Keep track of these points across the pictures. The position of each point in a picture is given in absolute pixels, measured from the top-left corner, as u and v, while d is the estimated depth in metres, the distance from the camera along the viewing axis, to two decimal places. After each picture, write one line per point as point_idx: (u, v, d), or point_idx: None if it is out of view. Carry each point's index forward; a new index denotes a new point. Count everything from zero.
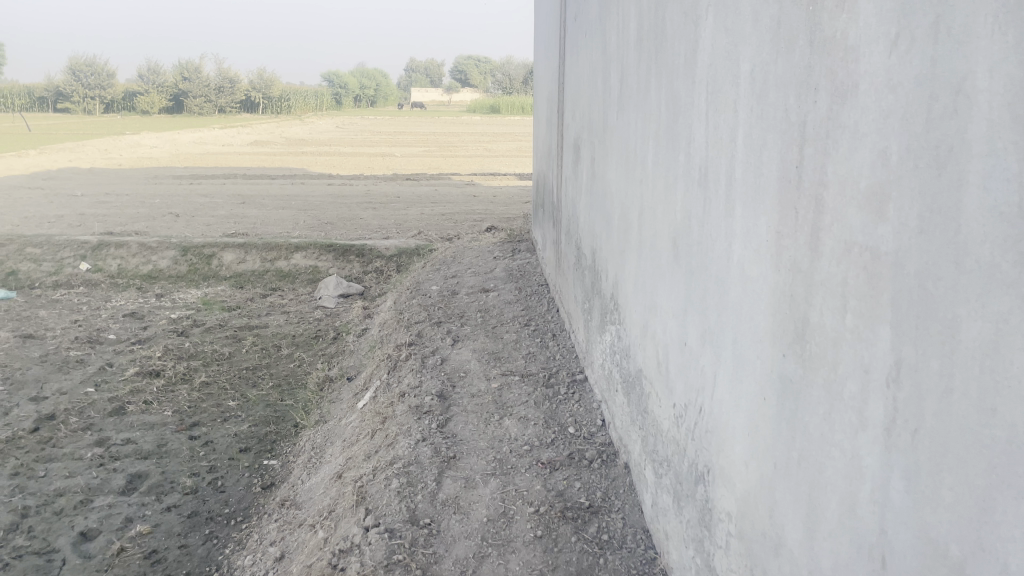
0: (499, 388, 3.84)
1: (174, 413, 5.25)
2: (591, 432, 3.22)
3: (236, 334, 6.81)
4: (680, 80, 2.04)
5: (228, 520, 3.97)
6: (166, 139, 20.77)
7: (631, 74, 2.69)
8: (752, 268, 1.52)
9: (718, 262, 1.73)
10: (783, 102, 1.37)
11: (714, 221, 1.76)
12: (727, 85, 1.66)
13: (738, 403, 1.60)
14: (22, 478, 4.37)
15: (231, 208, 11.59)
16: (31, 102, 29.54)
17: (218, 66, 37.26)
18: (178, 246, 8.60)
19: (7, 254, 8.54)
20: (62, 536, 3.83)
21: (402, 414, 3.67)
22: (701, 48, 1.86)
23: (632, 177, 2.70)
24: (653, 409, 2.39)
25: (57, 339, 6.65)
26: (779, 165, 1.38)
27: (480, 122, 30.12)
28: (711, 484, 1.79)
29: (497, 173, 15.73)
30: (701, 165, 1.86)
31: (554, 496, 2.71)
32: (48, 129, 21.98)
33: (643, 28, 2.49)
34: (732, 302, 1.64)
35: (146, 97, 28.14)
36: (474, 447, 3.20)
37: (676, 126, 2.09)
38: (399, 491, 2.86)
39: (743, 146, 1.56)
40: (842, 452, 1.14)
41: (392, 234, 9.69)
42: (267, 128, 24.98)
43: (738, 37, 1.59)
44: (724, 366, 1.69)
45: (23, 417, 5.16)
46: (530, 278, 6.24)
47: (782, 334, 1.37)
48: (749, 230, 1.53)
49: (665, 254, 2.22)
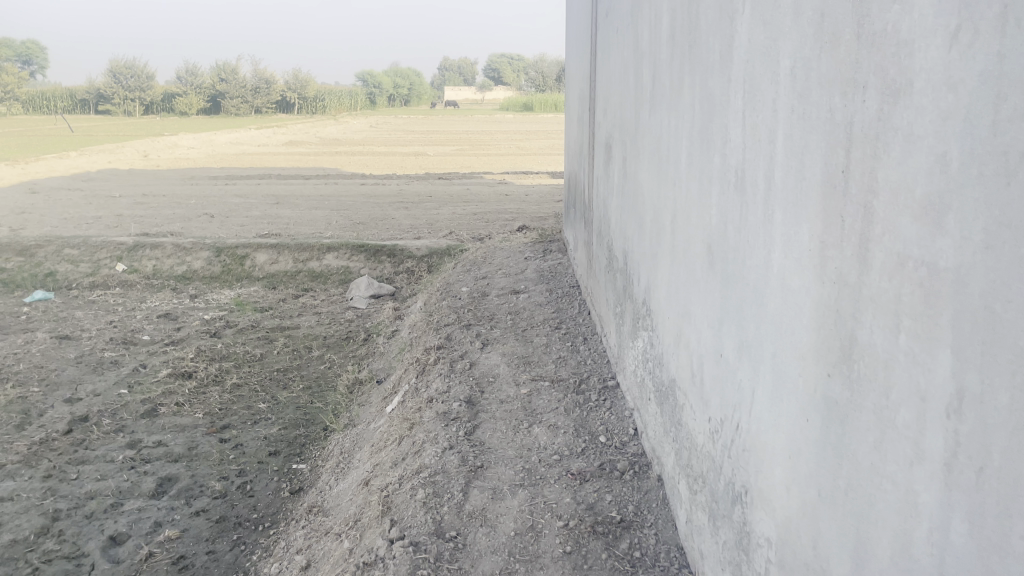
0: (529, 395, 3.76)
1: (205, 415, 5.25)
2: (623, 441, 3.12)
3: (268, 335, 6.81)
4: (715, 78, 1.94)
5: (256, 526, 3.96)
6: (203, 140, 21.01)
7: (663, 71, 2.59)
8: (793, 279, 1.42)
9: (756, 271, 1.63)
10: (827, 101, 1.27)
11: (752, 226, 1.66)
12: (765, 86, 1.57)
13: (778, 422, 1.50)
14: (55, 480, 4.40)
15: (265, 208, 11.67)
16: (73, 103, 30.13)
17: (254, 67, 37.58)
18: (212, 247, 8.66)
19: (45, 255, 8.65)
20: (92, 540, 3.83)
21: (430, 421, 3.60)
22: (737, 45, 1.76)
23: (664, 180, 2.60)
24: (688, 421, 2.28)
25: (92, 340, 6.71)
26: (823, 167, 1.28)
27: (512, 121, 30.04)
28: (749, 507, 1.69)
29: (529, 172, 15.63)
30: (737, 167, 1.76)
31: (584, 509, 2.62)
32: (89, 130, 22.41)
33: (677, 25, 2.37)
34: (772, 315, 1.53)
35: (183, 99, 28.54)
36: (502, 456, 3.12)
37: (711, 126, 1.98)
38: (424, 501, 2.79)
39: (783, 148, 1.46)
40: (895, 485, 1.05)
41: (424, 233, 9.66)
42: (301, 129, 25.17)
43: (777, 33, 1.50)
44: (763, 382, 1.59)
45: (57, 419, 5.19)
46: (561, 279, 6.15)
47: (826, 353, 1.27)
48: (790, 238, 1.43)
49: (700, 258, 2.11)
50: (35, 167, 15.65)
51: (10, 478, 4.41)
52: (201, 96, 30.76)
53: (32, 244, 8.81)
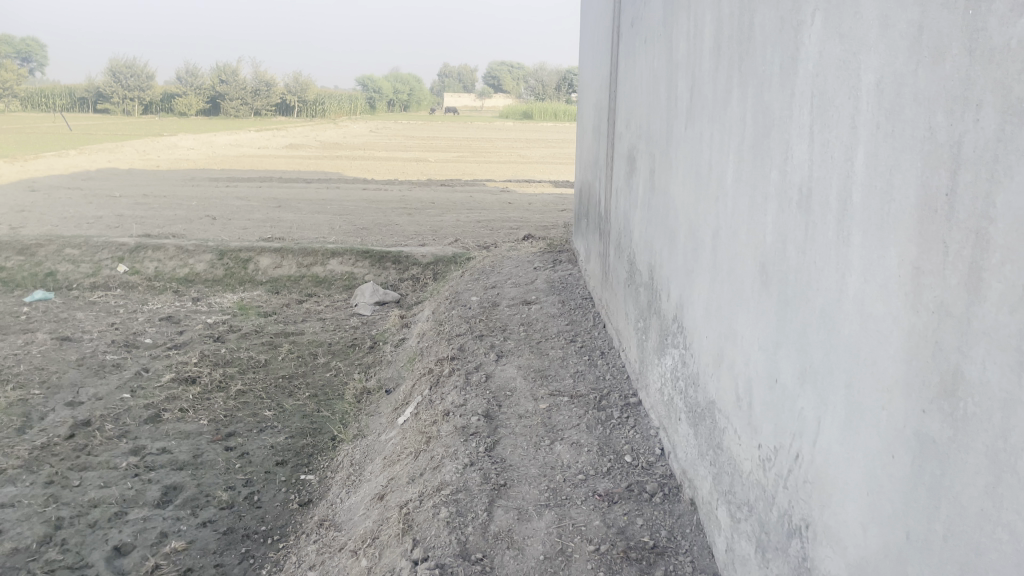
0: (548, 410, 3.67)
1: (209, 422, 5.15)
2: (649, 462, 3.04)
3: (272, 341, 6.71)
4: (773, 91, 1.87)
5: (265, 539, 3.87)
6: (203, 141, 20.91)
7: (705, 83, 2.52)
8: (876, 306, 1.34)
9: (825, 295, 1.55)
10: (925, 119, 1.19)
11: (820, 247, 1.58)
12: (841, 100, 1.49)
13: (852, 456, 1.42)
14: (56, 487, 4.29)
15: (267, 211, 11.57)
16: (72, 101, 30.00)
17: (254, 67, 37.46)
18: (215, 250, 8.55)
19: (46, 255, 8.53)
20: (96, 551, 3.73)
21: (447, 435, 3.51)
22: (802, 57, 1.69)
23: (704, 194, 2.52)
24: (730, 444, 2.20)
25: (93, 342, 6.60)
26: (917, 187, 1.21)
27: (513, 128, 30.00)
28: (811, 543, 1.61)
29: (531, 180, 15.54)
30: (801, 186, 1.68)
31: (615, 533, 2.54)
32: (89, 129, 22.28)
33: (724, 34, 2.30)
34: (847, 342, 1.45)
35: (183, 99, 28.45)
36: (525, 474, 3.03)
37: (767, 141, 1.91)
38: (448, 521, 2.70)
39: (864, 166, 1.39)
40: (1014, 536, 0.99)
41: (428, 240, 9.58)
42: (302, 132, 25.08)
43: (857, 45, 1.42)
44: (832, 413, 1.51)
45: (58, 423, 5.08)
46: (573, 290, 6.08)
47: (920, 387, 1.19)
48: (871, 263, 1.36)
49: (750, 278, 2.03)
50: (34, 165, 15.52)
51: (11, 483, 4.30)
52: (201, 97, 30.66)
53: (32, 243, 8.69)
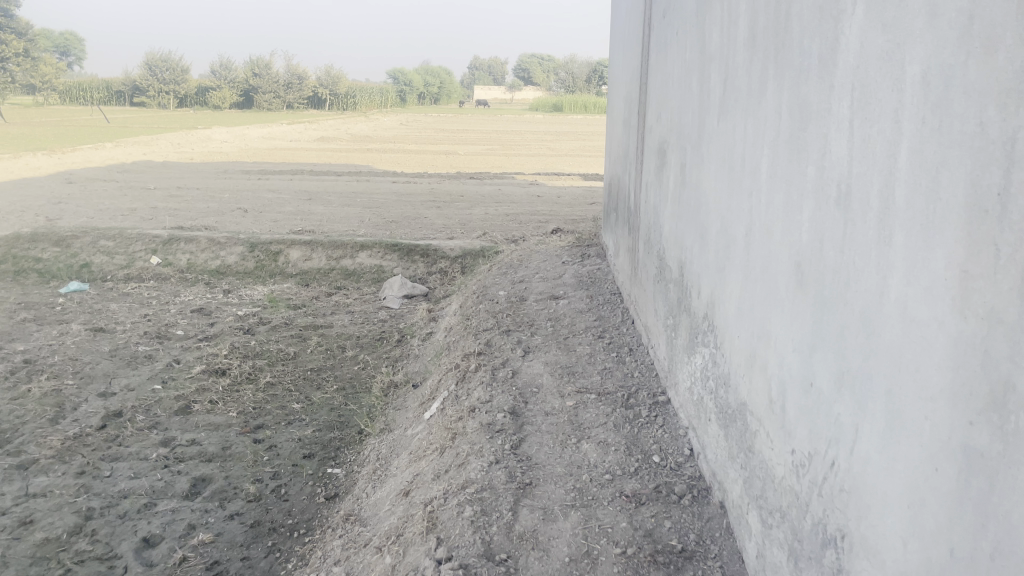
0: (575, 407, 3.62)
1: (238, 414, 5.18)
2: (678, 462, 2.99)
3: (301, 333, 6.73)
4: (811, 84, 1.80)
5: (291, 532, 3.87)
6: (236, 135, 21.09)
7: (739, 76, 2.46)
8: (920, 309, 1.27)
9: (864, 296, 1.49)
10: (975, 114, 1.13)
11: (860, 246, 1.51)
12: (884, 93, 1.42)
13: (892, 467, 1.36)
14: (88, 477, 4.33)
15: (297, 204, 11.63)
16: (111, 95, 30.53)
17: (288, 63, 37.76)
18: (246, 242, 8.60)
19: (81, 246, 8.63)
20: (125, 542, 3.76)
21: (473, 432, 3.47)
22: (843, 48, 1.62)
23: (737, 189, 2.46)
24: (762, 448, 2.14)
25: (126, 334, 6.68)
26: (965, 188, 1.15)
27: (543, 120, 29.89)
28: (846, 555, 1.56)
29: (561, 173, 15.44)
30: (841, 183, 1.62)
31: (642, 535, 2.50)
32: (126, 122, 22.64)
33: (759, 26, 2.24)
34: (887, 347, 1.39)
35: (218, 94, 28.77)
36: (551, 473, 2.99)
37: (804, 135, 1.85)
38: (472, 520, 2.67)
39: (907, 163, 1.32)
40: None
41: (456, 234, 9.55)
42: (333, 125, 25.22)
43: (902, 35, 1.35)
44: (871, 420, 1.45)
45: (91, 413, 5.14)
46: (601, 285, 6.02)
47: (967, 398, 1.13)
48: (914, 266, 1.29)
49: (786, 277, 1.96)
50: (71, 158, 15.76)
51: (44, 473, 4.36)
52: (234, 90, 30.93)
53: (68, 234, 8.80)
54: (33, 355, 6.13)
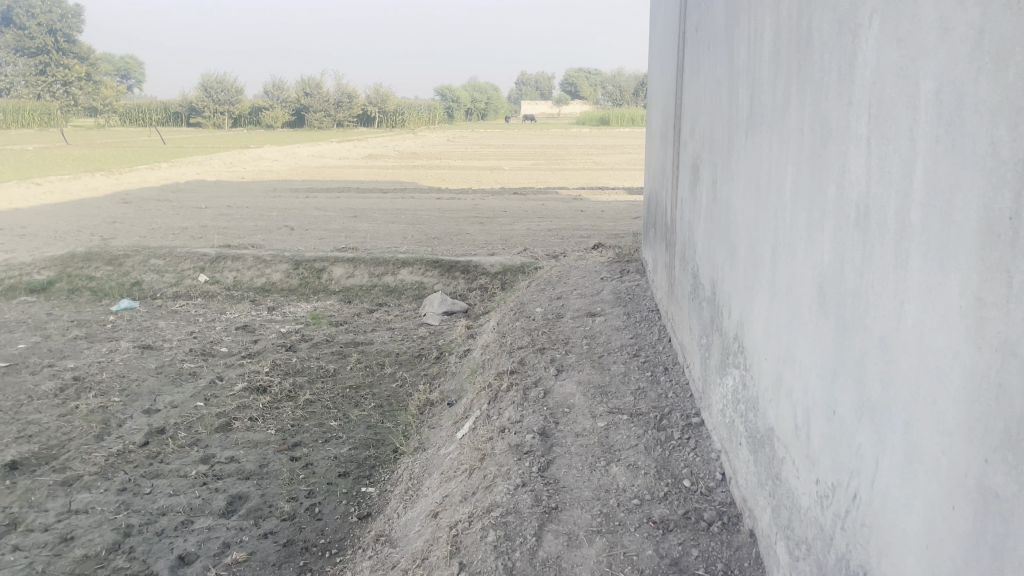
0: (606, 428, 3.56)
1: (277, 432, 5.22)
2: (709, 487, 2.91)
3: (341, 350, 6.78)
4: (831, 100, 1.74)
5: (323, 552, 3.88)
6: (286, 153, 21.49)
7: (764, 91, 2.39)
8: (936, 338, 1.21)
9: (883, 322, 1.42)
10: (988, 133, 1.07)
11: (878, 270, 1.45)
12: (900, 110, 1.35)
13: (911, 503, 1.29)
14: (128, 494, 4.40)
15: (343, 221, 11.76)
16: (169, 117, 31.42)
17: (338, 82, 38.42)
18: (290, 260, 8.72)
19: (133, 265, 8.85)
20: (161, 559, 3.80)
21: (502, 453, 3.44)
22: (860, 63, 1.56)
23: (763, 206, 2.39)
24: (789, 476, 2.07)
25: (173, 351, 6.81)
26: (978, 210, 1.09)
27: (588, 134, 29.77)
28: None
29: (605, 188, 15.34)
30: (859, 203, 1.56)
31: (668, 565, 2.43)
32: (181, 142, 23.25)
33: (783, 40, 2.18)
34: (905, 376, 1.32)
35: (270, 114, 29.41)
36: (578, 497, 2.93)
37: (824, 154, 1.78)
38: (495, 545, 2.64)
39: (922, 182, 1.26)
40: None
41: (498, 249, 9.55)
42: (381, 143, 25.54)
43: (916, 50, 1.29)
44: (891, 452, 1.38)
45: (135, 430, 5.23)
46: (640, 301, 5.95)
47: (982, 433, 1.07)
48: (930, 292, 1.23)
49: (809, 299, 1.89)
50: (128, 178, 16.21)
51: (87, 490, 4.44)
52: (285, 108, 31.51)
53: (120, 253, 9.03)
54: (82, 372, 6.28)
